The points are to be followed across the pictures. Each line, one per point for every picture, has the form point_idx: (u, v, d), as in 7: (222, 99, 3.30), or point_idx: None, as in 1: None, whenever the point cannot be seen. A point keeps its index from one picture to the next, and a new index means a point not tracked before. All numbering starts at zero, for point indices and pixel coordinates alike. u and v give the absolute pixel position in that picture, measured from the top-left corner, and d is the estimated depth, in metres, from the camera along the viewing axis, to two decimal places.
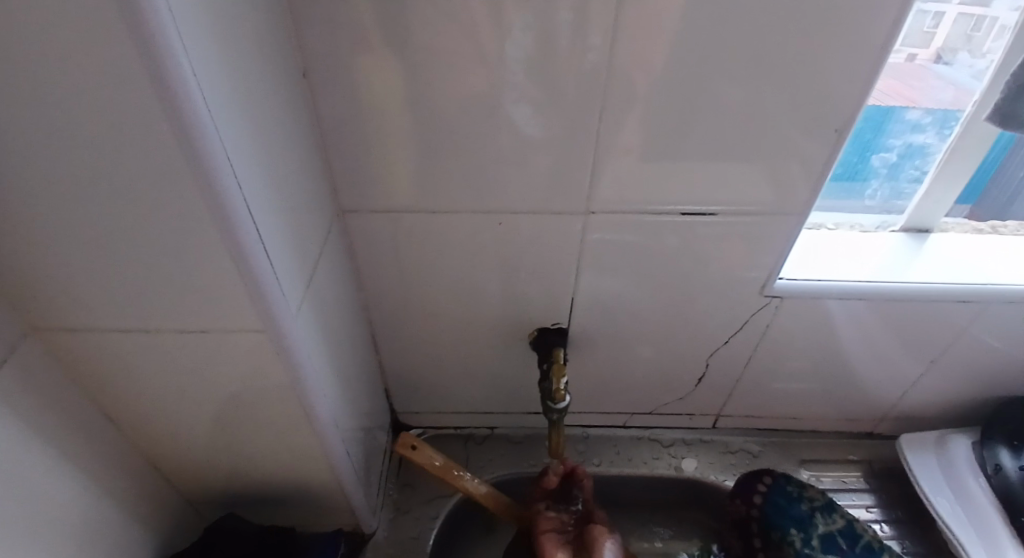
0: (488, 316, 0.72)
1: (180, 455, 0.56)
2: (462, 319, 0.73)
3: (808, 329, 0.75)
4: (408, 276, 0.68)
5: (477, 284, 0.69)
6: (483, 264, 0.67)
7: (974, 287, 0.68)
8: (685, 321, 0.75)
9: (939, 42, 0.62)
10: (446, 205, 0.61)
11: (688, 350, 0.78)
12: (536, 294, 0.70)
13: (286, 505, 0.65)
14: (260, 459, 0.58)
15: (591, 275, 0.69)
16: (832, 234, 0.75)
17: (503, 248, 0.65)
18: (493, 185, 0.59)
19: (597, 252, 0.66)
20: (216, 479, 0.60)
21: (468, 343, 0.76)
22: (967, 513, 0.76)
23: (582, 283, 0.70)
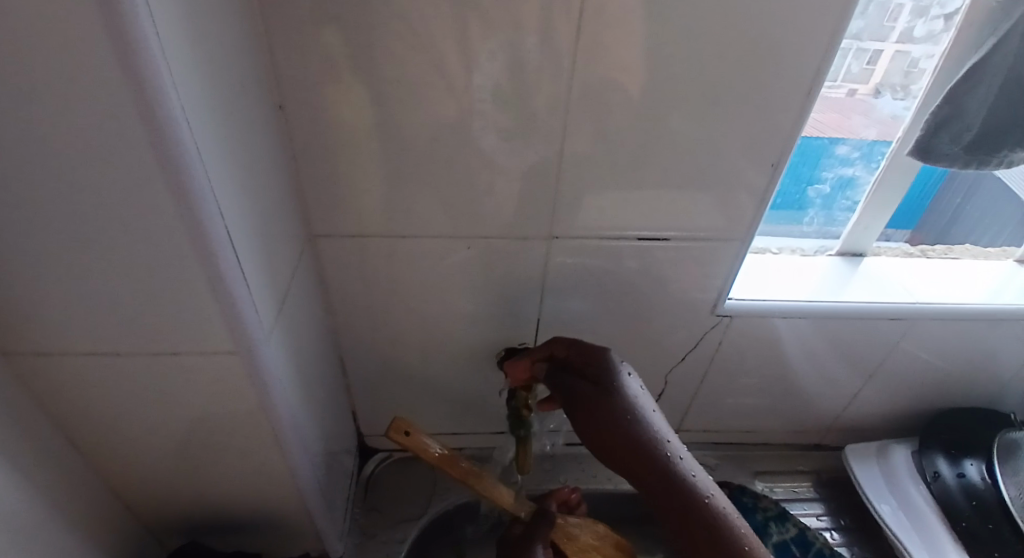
0: (456, 338, 0.74)
1: (144, 483, 0.55)
2: (431, 340, 0.74)
3: (759, 345, 0.79)
4: (377, 299, 0.69)
5: (446, 306, 0.70)
6: (453, 287, 0.68)
7: (904, 305, 0.75)
8: (645, 340, 0.78)
9: (875, 79, 0.67)
10: (416, 229, 0.63)
11: (648, 368, 0.82)
12: (503, 316, 0.72)
13: (251, 533, 0.64)
14: (227, 485, 0.57)
15: (555, 296, 0.71)
16: (777, 258, 0.81)
17: (472, 271, 0.67)
18: (463, 210, 0.62)
19: (561, 275, 0.69)
20: (180, 507, 0.59)
21: (437, 364, 0.76)
22: (908, 517, 0.80)
23: (546, 304, 0.72)
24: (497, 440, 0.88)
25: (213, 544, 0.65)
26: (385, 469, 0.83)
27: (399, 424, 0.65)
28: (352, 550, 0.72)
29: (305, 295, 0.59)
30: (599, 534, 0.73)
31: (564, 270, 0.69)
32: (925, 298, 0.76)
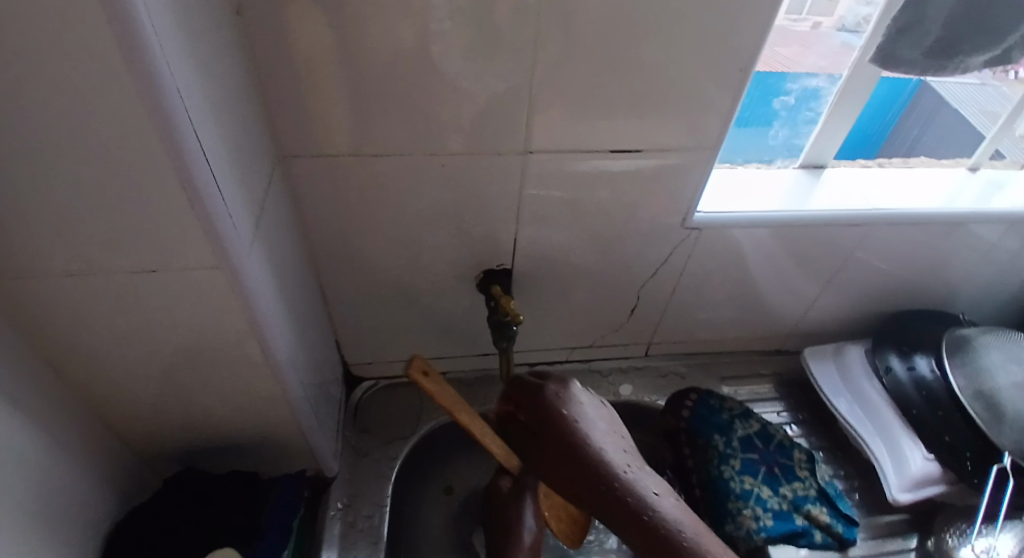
0: (434, 263, 0.75)
1: (133, 412, 0.56)
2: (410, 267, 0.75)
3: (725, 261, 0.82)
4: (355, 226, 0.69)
5: (425, 232, 0.71)
6: (429, 212, 0.69)
7: (862, 212, 0.78)
8: (619, 260, 0.80)
9: (838, 11, 0.70)
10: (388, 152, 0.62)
11: (621, 287, 0.84)
12: (482, 239, 0.73)
13: (248, 458, 0.67)
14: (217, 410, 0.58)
15: (531, 219, 0.72)
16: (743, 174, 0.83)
17: (448, 195, 0.67)
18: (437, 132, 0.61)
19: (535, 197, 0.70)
20: (174, 436, 0.61)
21: (417, 290, 0.78)
22: (862, 409, 0.89)
23: (521, 227, 0.73)
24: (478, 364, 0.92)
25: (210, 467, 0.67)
26: (371, 398, 0.86)
27: (422, 366, 0.57)
28: (346, 470, 0.76)
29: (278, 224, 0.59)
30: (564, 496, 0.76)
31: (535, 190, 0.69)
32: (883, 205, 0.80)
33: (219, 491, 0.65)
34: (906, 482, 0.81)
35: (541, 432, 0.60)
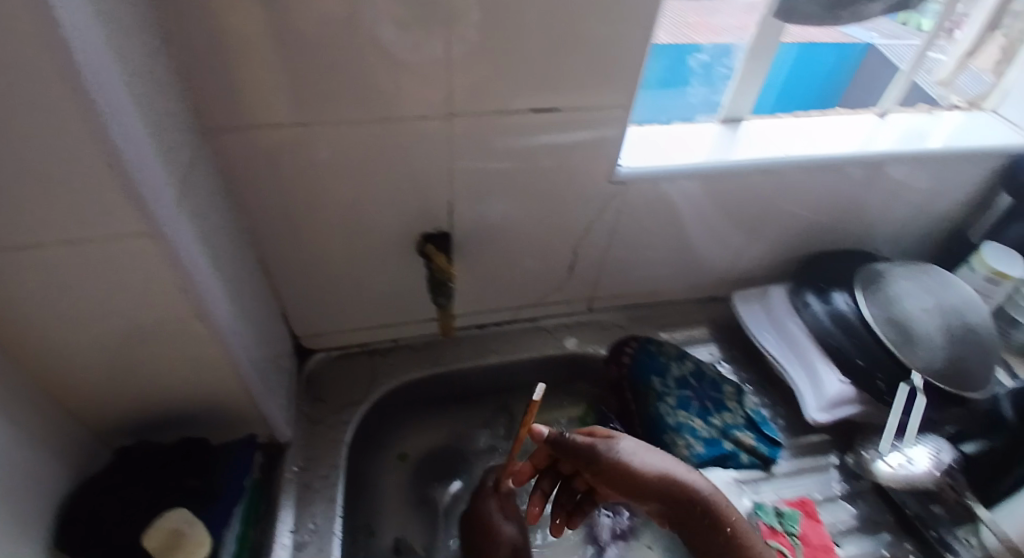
0: (373, 223, 0.76)
1: (66, 378, 0.55)
2: (350, 227, 0.76)
3: (654, 208, 0.85)
4: (287, 190, 0.69)
5: (360, 192, 0.72)
6: (363, 172, 0.70)
7: (772, 159, 0.82)
8: (552, 211, 0.82)
9: None
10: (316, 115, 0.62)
11: (557, 240, 0.86)
12: (418, 196, 0.74)
13: (193, 429, 0.67)
14: (152, 374, 0.58)
15: (464, 175, 0.73)
16: (669, 129, 0.86)
17: (379, 154, 0.68)
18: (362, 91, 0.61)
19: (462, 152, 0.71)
20: (110, 404, 0.60)
21: (359, 250, 0.79)
22: (786, 344, 0.95)
23: (455, 183, 0.74)
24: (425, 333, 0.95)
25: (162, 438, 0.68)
26: (322, 370, 0.89)
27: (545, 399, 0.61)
28: (300, 436, 0.79)
29: (205, 185, 0.59)
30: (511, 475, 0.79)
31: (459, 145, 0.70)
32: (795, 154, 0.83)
33: (166, 461, 0.65)
34: (824, 405, 0.88)
35: (633, 486, 0.66)
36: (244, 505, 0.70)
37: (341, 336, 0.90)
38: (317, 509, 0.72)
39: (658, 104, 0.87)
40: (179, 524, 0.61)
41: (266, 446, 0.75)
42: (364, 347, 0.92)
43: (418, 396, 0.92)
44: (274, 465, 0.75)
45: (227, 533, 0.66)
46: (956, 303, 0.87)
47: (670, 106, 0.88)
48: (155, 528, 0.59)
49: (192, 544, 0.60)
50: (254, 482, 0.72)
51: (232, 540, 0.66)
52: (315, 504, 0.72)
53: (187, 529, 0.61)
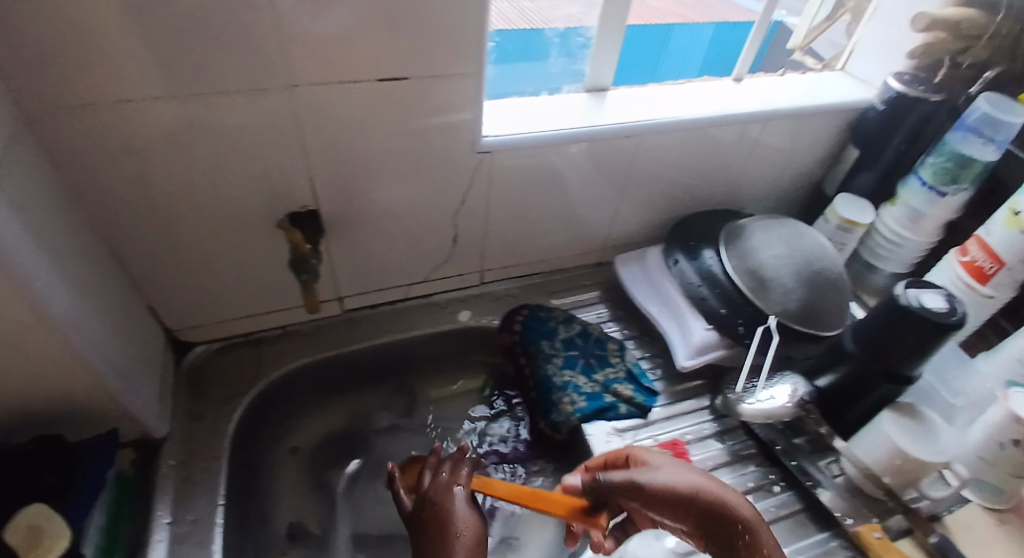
0: (434, 227, 0.65)
1: (147, 264, 0.57)
2: (406, 233, 0.64)
3: (778, 237, 0.68)
4: (339, 193, 0.57)
5: (424, 185, 0.60)
6: (429, 159, 0.58)
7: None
8: (648, 187, 0.74)
9: None
10: (387, 75, 0.50)
11: (648, 221, 0.78)
12: (492, 185, 0.64)
13: (252, 355, 0.68)
14: (237, 271, 0.62)
15: (554, 150, 0.63)
16: (812, 121, 0.73)
17: (454, 132, 0.56)
18: (452, 45, 0.50)
19: (564, 116, 0.64)
20: (183, 305, 0.62)
21: (415, 258, 0.68)
22: None
23: (540, 158, 0.63)
24: (501, 285, 0.77)
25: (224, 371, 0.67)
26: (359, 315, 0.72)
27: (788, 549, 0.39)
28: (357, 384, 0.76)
29: (251, 147, 0.51)
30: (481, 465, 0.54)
31: (567, 108, 0.65)
32: None
33: (214, 382, 0.65)
34: None
35: None
36: (260, 451, 0.66)
37: (395, 296, 0.72)
38: (326, 486, 0.66)
39: (803, 83, 0.75)
40: (38, 517, 0.45)
41: (307, 391, 0.70)
42: (405, 294, 0.72)
43: (435, 354, 0.75)
44: (301, 418, 0.70)
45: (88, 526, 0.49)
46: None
47: (821, 86, 0.75)
48: (158, 486, 0.56)
49: (191, 513, 0.55)
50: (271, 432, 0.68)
51: (98, 531, 0.51)
52: (332, 473, 0.67)
53: (46, 523, 0.45)
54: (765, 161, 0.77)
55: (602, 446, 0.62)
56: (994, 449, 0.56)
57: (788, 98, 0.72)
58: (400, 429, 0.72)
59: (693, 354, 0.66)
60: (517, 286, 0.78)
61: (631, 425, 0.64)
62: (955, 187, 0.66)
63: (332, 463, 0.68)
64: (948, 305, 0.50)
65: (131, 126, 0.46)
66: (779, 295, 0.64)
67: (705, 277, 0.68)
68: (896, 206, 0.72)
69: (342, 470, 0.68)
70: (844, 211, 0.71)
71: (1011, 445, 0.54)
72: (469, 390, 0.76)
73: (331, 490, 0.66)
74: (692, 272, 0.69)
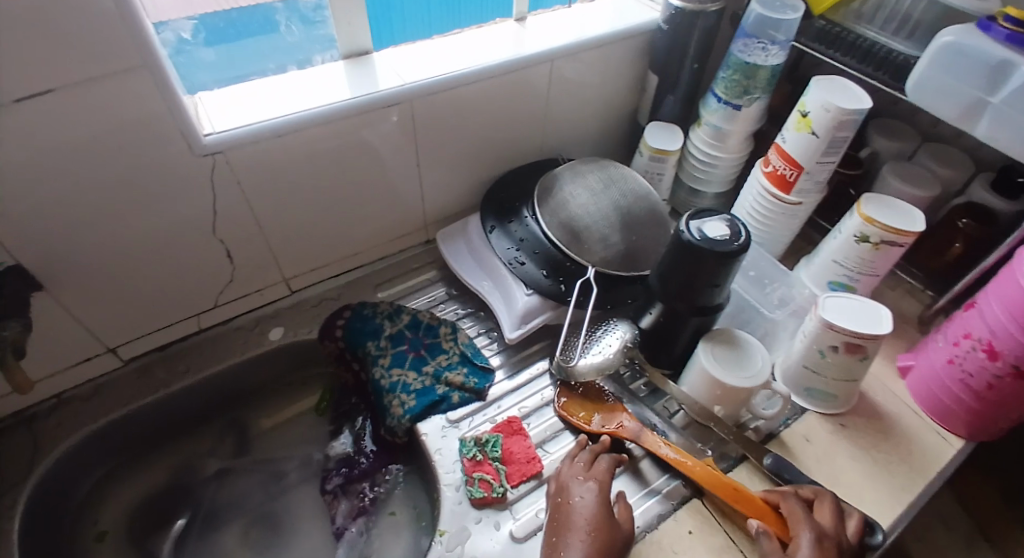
0: (199, 243, 0.56)
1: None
2: (165, 256, 0.55)
3: (590, 181, 0.65)
4: (47, 230, 0.47)
5: (160, 198, 0.51)
6: (148, 168, 0.49)
7: (809, 116, 0.56)
8: (450, 152, 0.67)
9: None
10: (23, 94, 0.39)
11: (465, 184, 0.72)
12: (249, 186, 0.55)
13: (25, 436, 0.57)
14: None
15: (312, 131, 0.55)
16: (607, 50, 0.69)
17: (162, 137, 0.47)
18: (100, 40, 0.40)
19: (310, 93, 0.55)
20: None
21: (189, 282, 0.59)
22: None
23: (295, 146, 0.55)
24: (317, 290, 0.70)
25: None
26: (147, 361, 0.63)
27: None
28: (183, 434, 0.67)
29: None
30: (587, 462, 0.51)
31: (315, 83, 0.57)
32: (842, 98, 0.54)
33: None
34: None
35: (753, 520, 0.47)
36: (61, 541, 0.56)
37: (187, 331, 0.64)
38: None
39: (587, 12, 0.70)
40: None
41: (104, 461, 0.61)
42: (199, 325, 0.64)
43: (257, 382, 0.68)
44: (109, 492, 0.61)
45: None
46: (843, 274, 0.58)
47: (610, 12, 0.70)
48: None
49: None
50: (72, 522, 0.58)
51: None
52: (157, 542, 0.59)
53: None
54: (570, 102, 0.72)
55: (438, 442, 0.57)
56: (816, 357, 0.53)
57: (570, 31, 0.67)
58: (235, 470, 0.65)
59: (518, 324, 0.61)
60: (337, 286, 0.70)
61: (468, 413, 0.58)
62: (748, 98, 0.64)
63: (154, 529, 0.60)
64: (730, 230, 0.48)
65: None
66: (596, 244, 0.61)
67: (522, 240, 0.64)
68: (700, 127, 0.70)
69: (167, 533, 0.60)
70: (652, 141, 0.68)
71: (830, 352, 0.52)
72: (305, 409, 0.69)
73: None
74: (508, 236, 0.65)
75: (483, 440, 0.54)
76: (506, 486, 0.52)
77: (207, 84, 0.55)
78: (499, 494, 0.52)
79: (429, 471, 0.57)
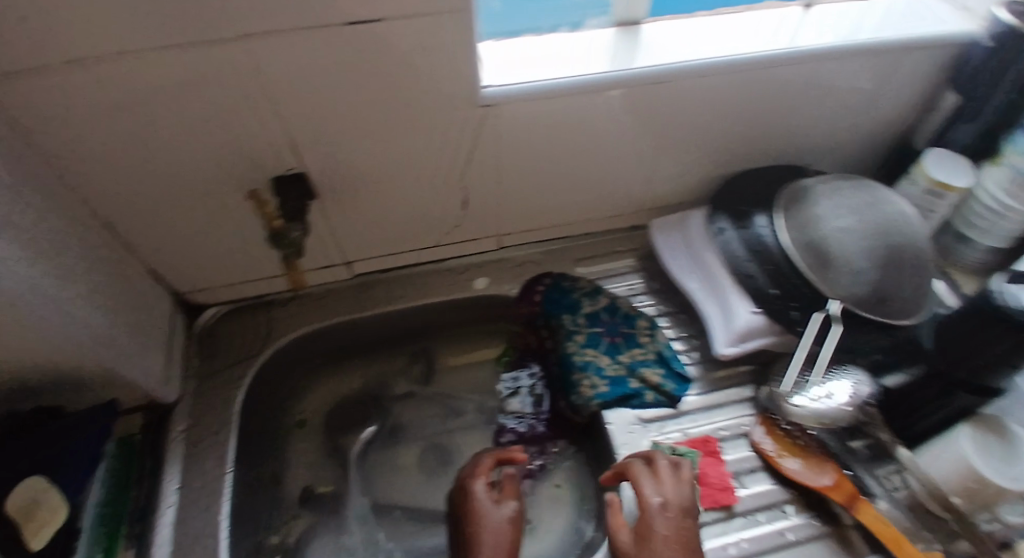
0: (438, 186, 0.59)
1: (141, 230, 0.54)
2: (408, 192, 0.58)
3: (850, 203, 0.58)
4: (334, 149, 0.52)
5: (424, 138, 0.53)
6: (424, 108, 0.50)
7: None
8: (693, 142, 0.63)
9: None
10: (354, 18, 0.41)
11: (695, 179, 0.68)
12: (501, 142, 0.55)
13: (266, 319, 0.66)
14: (232, 237, 0.58)
15: (576, 98, 0.53)
16: (906, 58, 0.59)
17: (453, 82, 0.48)
18: None
19: (582, 58, 0.54)
20: (188, 270, 0.60)
21: (418, 219, 0.62)
22: None
23: (557, 109, 0.54)
24: (522, 251, 0.71)
25: (240, 328, 0.65)
26: (365, 282, 0.69)
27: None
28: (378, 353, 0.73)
29: (223, 104, 0.45)
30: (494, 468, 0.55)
31: (588, 49, 0.55)
32: None
33: (227, 345, 0.64)
34: None
35: None
36: (272, 417, 0.65)
37: (404, 262, 0.68)
38: (342, 450, 0.65)
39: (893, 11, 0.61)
40: (36, 490, 0.45)
41: (317, 357, 0.69)
42: (416, 258, 0.68)
43: (449, 323, 0.71)
44: (313, 385, 0.69)
45: (85, 502, 0.50)
46: None
47: (919, 15, 0.60)
48: (168, 451, 0.56)
49: (199, 481, 0.55)
50: (283, 402, 0.67)
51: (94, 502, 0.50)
52: (347, 440, 0.66)
53: (43, 497, 0.45)
54: (840, 109, 0.64)
55: (624, 437, 0.56)
56: None
57: (870, 29, 0.59)
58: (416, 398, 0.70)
59: (734, 340, 0.58)
60: (540, 252, 0.71)
61: (658, 415, 0.57)
62: None
63: (345, 429, 0.67)
64: None
65: (84, 92, 0.40)
66: (844, 276, 0.54)
67: (755, 250, 0.58)
68: (1000, 167, 0.59)
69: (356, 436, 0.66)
70: (934, 171, 0.59)
71: None
72: (486, 358, 0.72)
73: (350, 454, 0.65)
74: (740, 242, 0.60)
75: (679, 452, 0.53)
76: (697, 508, 0.51)
77: (493, 34, 0.57)
78: None
79: (608, 461, 0.57)
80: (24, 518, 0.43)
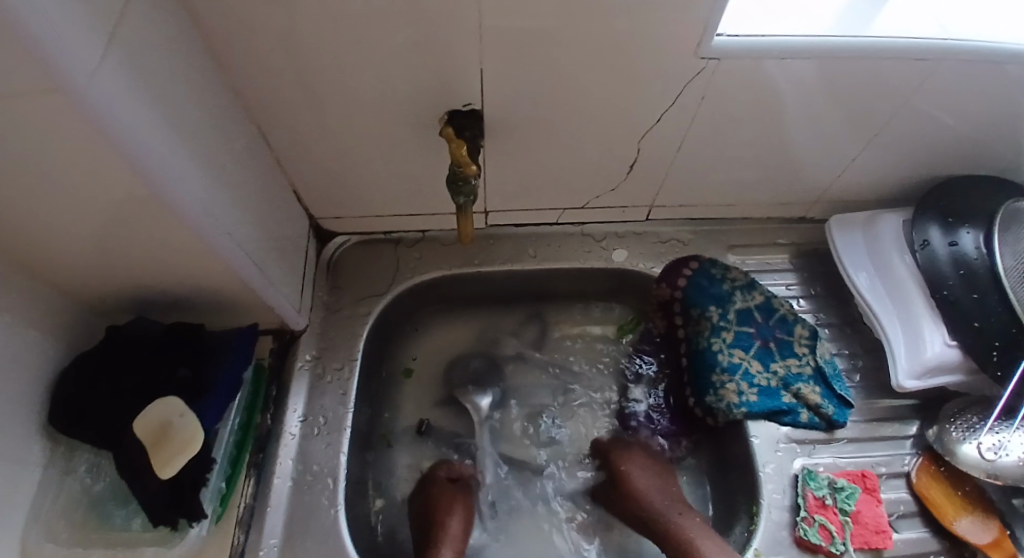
0: (609, 147, 0.52)
1: (290, 148, 0.50)
2: (576, 148, 0.52)
3: None
4: (517, 91, 0.45)
5: (617, 92, 0.46)
6: (631, 59, 0.42)
7: None
8: (915, 136, 0.53)
9: None
10: None
11: (894, 177, 0.59)
12: (700, 107, 0.48)
13: (393, 257, 0.63)
14: (379, 169, 0.54)
15: (807, 68, 0.44)
16: None
17: (682, 28, 0.40)
18: None
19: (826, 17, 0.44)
20: (328, 195, 0.57)
21: (574, 177, 0.56)
22: None
23: (785, 76, 0.45)
24: (668, 226, 0.65)
25: (368, 263, 0.63)
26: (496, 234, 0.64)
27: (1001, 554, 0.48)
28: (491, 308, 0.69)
29: (415, 28, 0.38)
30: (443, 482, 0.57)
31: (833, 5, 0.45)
32: None
33: (354, 279, 0.62)
34: None
35: None
36: (388, 357, 0.64)
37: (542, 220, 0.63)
38: (455, 401, 0.63)
39: None
40: (168, 415, 0.46)
41: (437, 303, 0.66)
42: (556, 218, 0.63)
43: (575, 290, 0.67)
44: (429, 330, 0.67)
45: (220, 426, 0.50)
46: None
47: None
48: (295, 379, 0.55)
49: (321, 417, 0.54)
50: (399, 343, 0.65)
51: (231, 430, 0.51)
52: (460, 391, 0.63)
53: (177, 421, 0.46)
54: None
55: (768, 455, 0.52)
56: None
57: None
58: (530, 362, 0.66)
59: (916, 374, 0.52)
60: (689, 230, 0.64)
61: (810, 438, 0.53)
62: None
63: (458, 379, 0.64)
64: None
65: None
66: None
67: (960, 270, 0.51)
68: None
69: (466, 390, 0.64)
70: None
71: None
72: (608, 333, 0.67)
73: (460, 408, 0.63)
74: (940, 258, 0.52)
75: (838, 486, 0.50)
76: (847, 546, 0.48)
77: None
78: (836, 549, 0.48)
79: (741, 473, 0.54)
80: (154, 438, 0.45)
